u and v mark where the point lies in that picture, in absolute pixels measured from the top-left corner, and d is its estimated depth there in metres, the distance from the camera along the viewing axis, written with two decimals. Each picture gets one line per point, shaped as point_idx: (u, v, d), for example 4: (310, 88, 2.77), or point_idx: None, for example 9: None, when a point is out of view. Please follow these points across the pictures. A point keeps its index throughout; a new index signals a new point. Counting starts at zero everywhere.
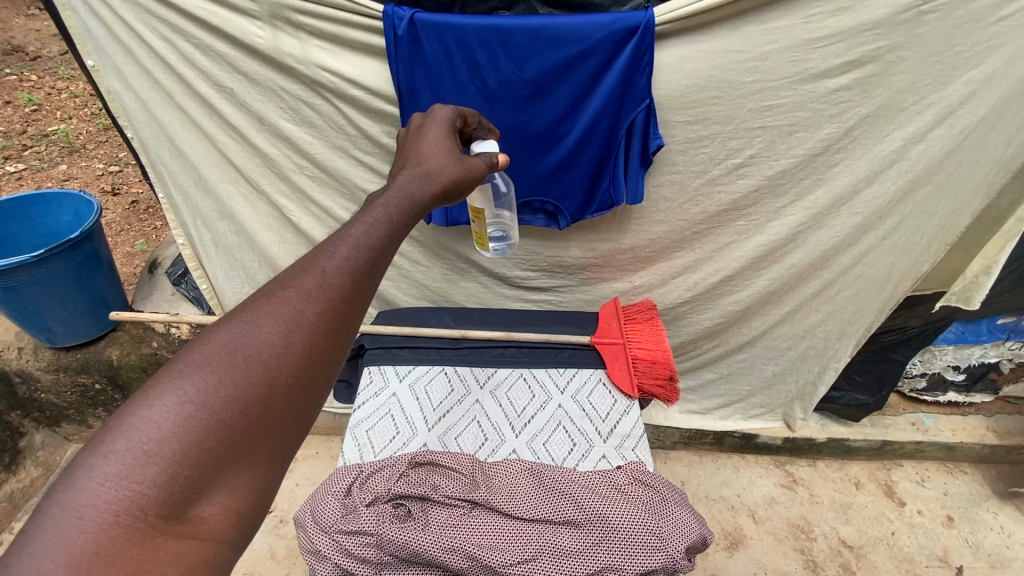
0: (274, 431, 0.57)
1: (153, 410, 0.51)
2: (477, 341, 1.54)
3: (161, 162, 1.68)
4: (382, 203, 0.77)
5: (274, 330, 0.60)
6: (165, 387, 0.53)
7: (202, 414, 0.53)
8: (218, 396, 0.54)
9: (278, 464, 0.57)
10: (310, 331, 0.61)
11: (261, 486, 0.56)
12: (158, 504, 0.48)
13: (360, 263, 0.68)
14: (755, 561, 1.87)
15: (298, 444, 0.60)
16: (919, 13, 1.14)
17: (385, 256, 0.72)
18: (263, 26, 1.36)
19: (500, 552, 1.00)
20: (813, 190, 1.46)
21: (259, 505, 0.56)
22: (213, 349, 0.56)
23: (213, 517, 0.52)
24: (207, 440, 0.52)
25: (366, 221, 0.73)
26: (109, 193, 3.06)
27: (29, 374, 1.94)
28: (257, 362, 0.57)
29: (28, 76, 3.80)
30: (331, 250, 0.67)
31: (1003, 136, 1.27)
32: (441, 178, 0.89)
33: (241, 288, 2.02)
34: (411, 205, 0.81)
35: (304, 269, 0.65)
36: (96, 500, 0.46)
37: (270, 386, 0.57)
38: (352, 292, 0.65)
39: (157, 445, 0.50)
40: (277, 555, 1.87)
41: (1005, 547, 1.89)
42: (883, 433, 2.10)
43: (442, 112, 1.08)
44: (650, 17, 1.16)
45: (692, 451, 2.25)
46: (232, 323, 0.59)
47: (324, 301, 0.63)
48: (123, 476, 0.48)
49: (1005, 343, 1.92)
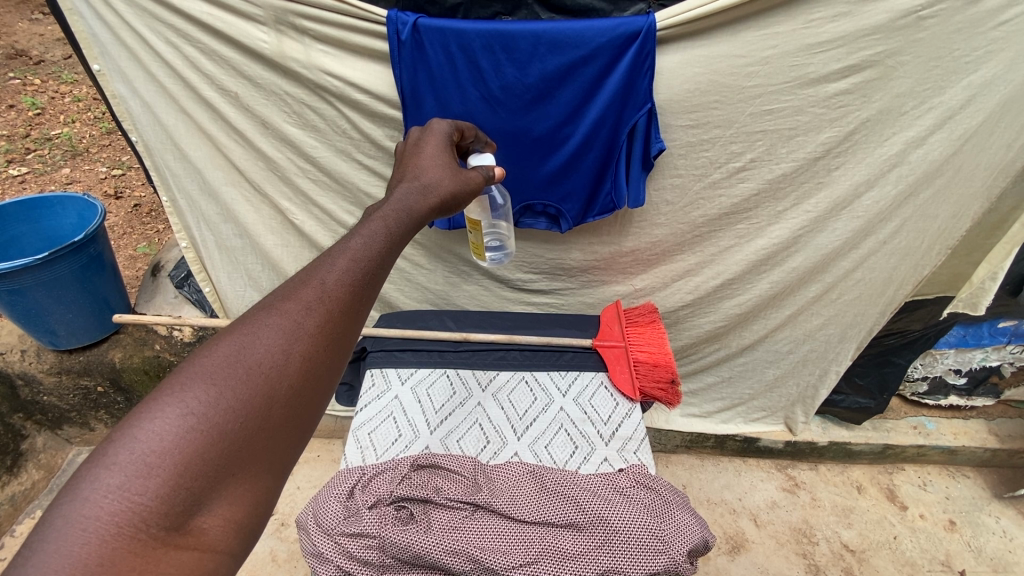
0: (274, 442, 0.57)
1: (155, 423, 0.51)
2: (479, 344, 1.55)
3: (165, 166, 1.69)
4: (381, 215, 0.78)
5: (274, 342, 0.60)
6: (167, 400, 0.53)
7: (203, 426, 0.53)
8: (220, 408, 0.54)
9: (278, 475, 0.58)
10: (310, 343, 0.62)
11: (260, 497, 0.56)
12: (159, 516, 0.49)
13: (359, 275, 0.68)
14: (757, 565, 1.87)
15: (297, 455, 0.60)
16: (918, 18, 1.15)
17: (383, 269, 0.72)
18: (268, 30, 1.37)
19: (503, 554, 1.00)
20: (814, 194, 1.46)
21: (259, 516, 0.56)
22: (213, 361, 0.57)
23: (214, 528, 0.52)
24: (208, 452, 0.52)
25: (365, 234, 0.73)
26: (111, 197, 3.08)
27: (31, 377, 1.94)
28: (258, 374, 0.58)
29: (32, 81, 3.83)
30: (331, 262, 0.68)
31: (1003, 140, 1.27)
32: (439, 191, 0.90)
33: (244, 291, 2.03)
34: (410, 215, 0.82)
35: (304, 281, 0.65)
36: (98, 512, 0.46)
37: (270, 399, 0.57)
38: (352, 303, 0.66)
39: (158, 458, 0.50)
40: (278, 558, 1.86)
41: (1007, 551, 1.89)
42: (885, 437, 2.10)
43: (441, 126, 1.09)
44: (651, 21, 1.17)
45: (693, 455, 2.24)
46: (234, 334, 0.60)
47: (323, 313, 0.63)
48: (125, 488, 0.48)
49: (1006, 347, 1.92)
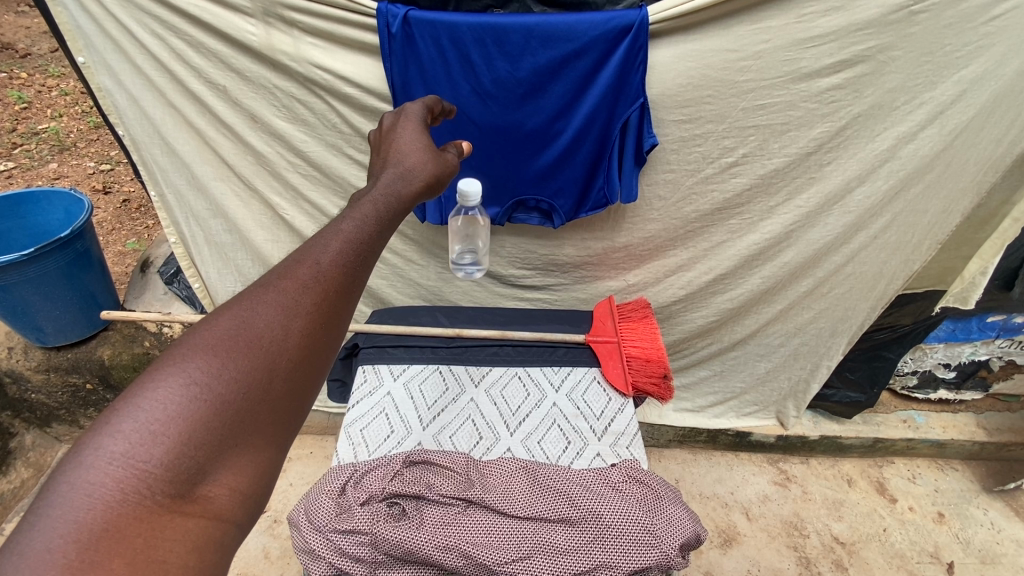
0: (275, 414, 0.57)
1: (158, 393, 0.50)
2: (472, 340, 1.54)
3: (153, 160, 1.66)
4: (370, 199, 0.77)
5: (272, 317, 0.59)
6: (169, 371, 0.52)
7: (206, 395, 0.52)
8: (222, 380, 0.54)
9: (279, 447, 0.57)
10: (309, 319, 0.61)
11: (263, 469, 0.55)
12: (165, 483, 0.48)
13: (353, 256, 0.68)
14: (749, 558, 1.88)
15: (297, 429, 0.59)
16: (910, 13, 1.15)
17: (376, 251, 0.71)
18: (256, 23, 1.35)
19: (495, 550, 1.00)
20: (806, 189, 1.47)
21: (264, 486, 0.55)
22: (214, 334, 0.56)
23: (219, 497, 0.51)
24: (211, 422, 0.52)
25: (357, 217, 0.72)
26: (100, 191, 3.04)
27: (18, 374, 1.92)
28: (259, 347, 0.57)
29: (18, 74, 3.77)
30: (325, 243, 0.67)
31: (993, 135, 1.27)
32: (422, 176, 0.89)
33: (234, 287, 2.01)
34: (399, 203, 0.81)
35: (299, 260, 0.64)
36: (104, 478, 0.46)
37: (271, 372, 0.57)
38: (347, 283, 0.65)
39: (163, 426, 0.49)
40: (271, 555, 1.86)
41: (994, 543, 1.92)
42: (875, 430, 2.12)
43: (413, 109, 1.08)
44: (644, 15, 1.16)
45: (686, 449, 2.25)
46: (232, 310, 0.59)
47: (320, 291, 0.62)
48: (129, 455, 0.47)
49: (994, 341, 1.94)
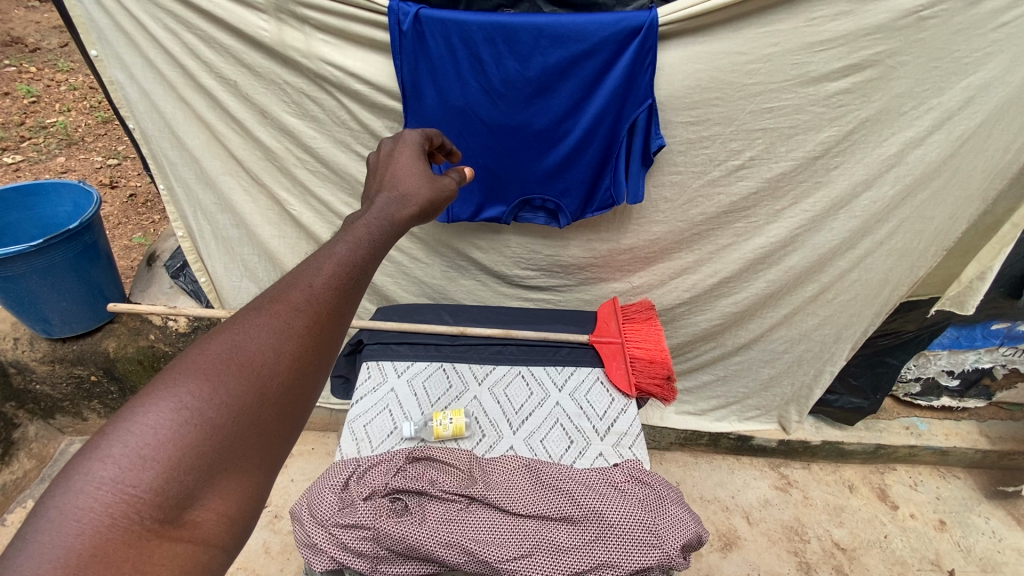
0: (263, 438, 0.58)
1: (149, 417, 0.51)
2: (476, 338, 1.56)
3: (162, 154, 1.67)
4: (363, 224, 0.79)
5: (262, 341, 0.60)
6: (160, 395, 0.53)
7: (197, 419, 0.53)
8: (213, 403, 0.54)
9: (267, 470, 0.57)
10: (299, 342, 0.62)
11: (251, 492, 0.56)
12: (154, 508, 0.49)
13: (344, 279, 0.69)
14: (749, 562, 1.88)
15: (285, 453, 0.60)
16: (919, 18, 1.16)
17: (366, 275, 0.73)
18: (267, 18, 1.36)
19: (497, 547, 1.00)
20: (813, 193, 1.47)
21: (252, 510, 0.55)
22: (206, 358, 0.57)
23: (207, 521, 0.52)
24: (203, 445, 0.52)
25: (349, 241, 0.74)
26: (107, 185, 3.06)
27: (24, 365, 1.93)
28: (250, 371, 0.58)
29: (28, 68, 3.80)
30: (317, 266, 0.68)
31: (1001, 142, 1.27)
32: (418, 200, 0.90)
33: (240, 282, 2.02)
34: (391, 225, 0.82)
35: (292, 283, 0.66)
36: (93, 503, 0.46)
37: (261, 396, 0.58)
38: (338, 306, 0.67)
39: (154, 450, 0.50)
40: (271, 551, 1.86)
41: (996, 551, 1.91)
42: (877, 436, 2.12)
43: (413, 136, 1.07)
44: (653, 17, 1.17)
45: (688, 452, 2.25)
46: (224, 333, 0.60)
47: (312, 315, 0.64)
48: (119, 480, 0.48)
49: (999, 349, 1.94)
